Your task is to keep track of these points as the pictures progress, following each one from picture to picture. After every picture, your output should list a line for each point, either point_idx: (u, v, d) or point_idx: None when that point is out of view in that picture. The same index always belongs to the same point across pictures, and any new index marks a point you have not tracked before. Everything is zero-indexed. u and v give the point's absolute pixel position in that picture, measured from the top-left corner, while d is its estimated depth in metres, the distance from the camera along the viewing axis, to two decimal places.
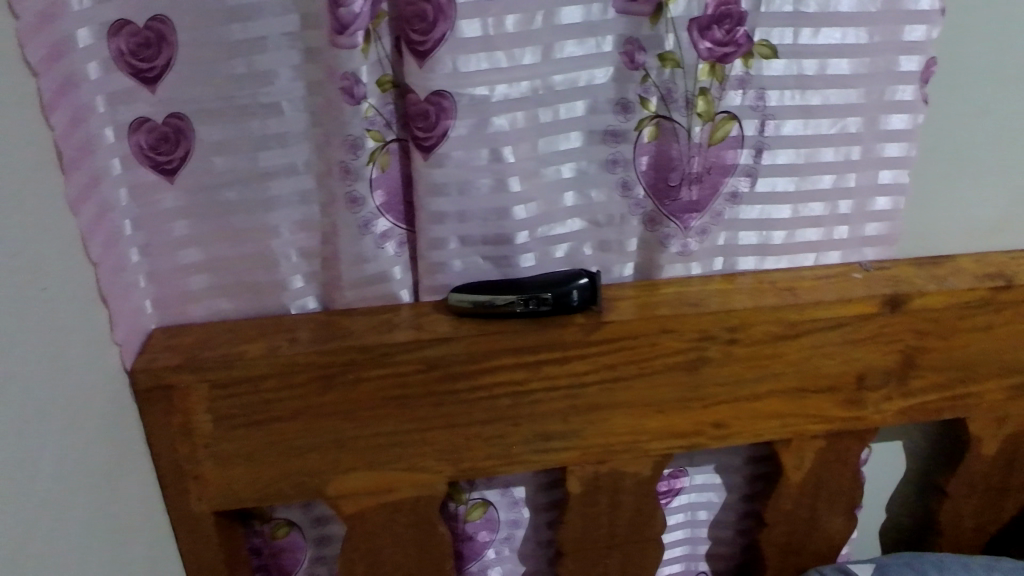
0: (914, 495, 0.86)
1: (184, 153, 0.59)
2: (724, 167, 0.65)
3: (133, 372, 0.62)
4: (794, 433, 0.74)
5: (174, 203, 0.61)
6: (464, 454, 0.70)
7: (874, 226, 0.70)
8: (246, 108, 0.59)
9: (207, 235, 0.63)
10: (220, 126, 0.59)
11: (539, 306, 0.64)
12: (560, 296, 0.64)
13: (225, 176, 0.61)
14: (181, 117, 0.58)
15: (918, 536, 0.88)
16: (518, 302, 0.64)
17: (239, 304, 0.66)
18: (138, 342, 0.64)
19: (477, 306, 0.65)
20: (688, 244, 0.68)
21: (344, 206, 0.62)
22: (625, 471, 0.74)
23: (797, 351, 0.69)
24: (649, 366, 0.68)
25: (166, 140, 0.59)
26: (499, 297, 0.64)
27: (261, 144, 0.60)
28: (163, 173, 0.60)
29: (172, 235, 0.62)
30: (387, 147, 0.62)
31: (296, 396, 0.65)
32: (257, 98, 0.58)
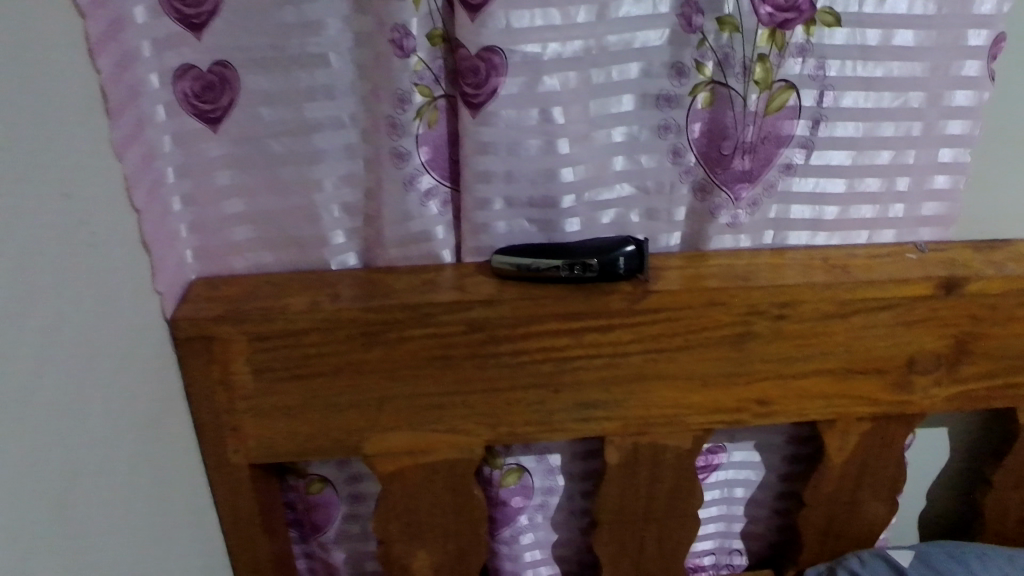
0: (959, 484, 0.83)
1: (228, 102, 0.59)
2: (779, 138, 0.63)
3: (174, 320, 0.62)
4: (840, 415, 0.72)
5: (220, 153, 0.61)
6: (502, 419, 0.70)
7: (932, 206, 0.67)
8: (294, 59, 0.58)
9: (251, 186, 0.62)
10: (267, 77, 0.58)
11: (584, 273, 0.64)
12: (606, 264, 0.64)
13: (270, 128, 0.60)
14: (227, 65, 0.58)
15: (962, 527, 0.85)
16: (563, 267, 0.64)
17: (281, 258, 0.66)
18: (179, 291, 0.64)
19: (520, 269, 0.64)
20: (737, 216, 0.67)
21: (390, 161, 0.61)
22: (665, 443, 0.73)
23: (846, 330, 0.68)
24: (694, 338, 0.67)
25: (211, 89, 0.58)
26: (542, 261, 0.64)
27: (307, 96, 0.59)
28: (207, 122, 0.59)
29: (216, 185, 0.62)
30: (435, 103, 0.61)
31: (335, 353, 0.65)
32: (306, 49, 0.57)
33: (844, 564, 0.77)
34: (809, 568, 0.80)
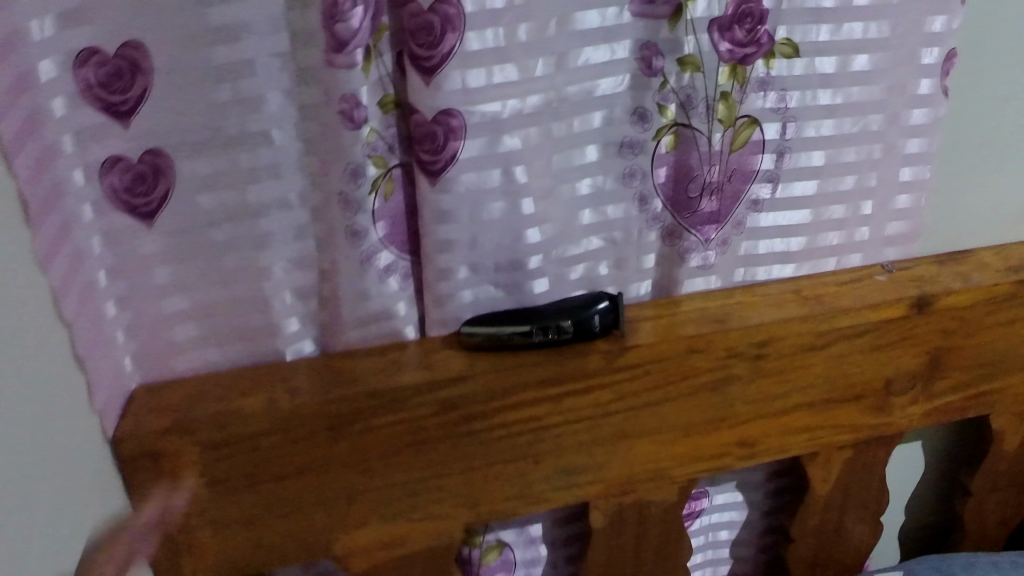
0: (935, 493, 0.84)
1: (164, 192, 0.53)
2: (744, 173, 0.61)
3: (117, 439, 0.55)
4: (822, 446, 0.71)
5: (155, 248, 0.54)
6: (480, 497, 0.65)
7: (897, 226, 0.68)
8: (233, 139, 0.52)
9: (192, 280, 0.56)
10: (205, 161, 0.53)
11: (560, 336, 0.60)
12: (581, 325, 0.61)
13: (211, 215, 0.54)
14: (160, 152, 0.52)
15: (940, 535, 0.86)
16: (537, 333, 0.60)
17: (229, 354, 0.60)
18: (119, 404, 0.57)
19: (491, 340, 0.60)
20: (708, 257, 0.65)
21: (345, 238, 0.57)
22: (651, 500, 0.69)
23: (824, 361, 0.66)
24: (676, 389, 0.64)
25: (143, 180, 0.52)
26: (514, 329, 0.60)
27: (250, 177, 0.54)
28: (140, 217, 0.53)
29: (152, 283, 0.55)
30: (390, 173, 0.56)
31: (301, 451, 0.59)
32: (246, 127, 0.52)
33: None
34: None
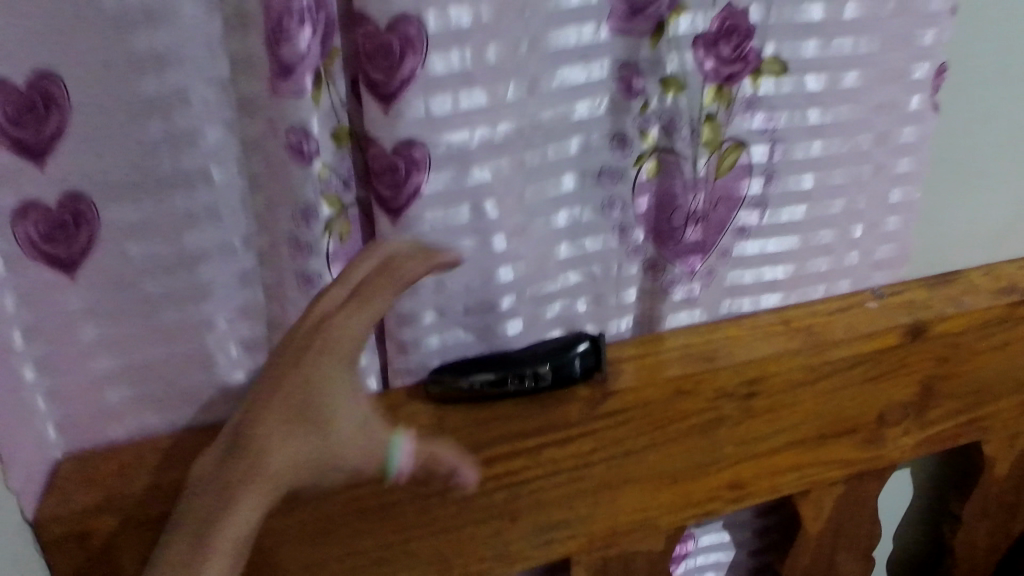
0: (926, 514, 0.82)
1: (88, 241, 0.46)
2: (731, 200, 0.57)
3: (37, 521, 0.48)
4: (814, 484, 0.67)
5: (79, 304, 0.48)
6: (454, 559, 0.59)
7: (887, 249, 0.65)
8: (165, 180, 0.46)
9: (123, 338, 0.50)
10: (134, 206, 0.46)
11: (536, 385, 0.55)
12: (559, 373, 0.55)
13: (142, 266, 0.48)
14: (81, 199, 0.45)
15: (932, 556, 0.84)
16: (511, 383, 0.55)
17: (167, 418, 0.53)
18: (41, 481, 0.50)
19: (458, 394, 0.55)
20: (693, 291, 0.60)
21: (298, 285, 0.51)
22: (635, 550, 0.64)
23: (815, 396, 0.62)
24: (663, 434, 0.60)
25: (63, 228, 0.45)
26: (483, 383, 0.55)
27: (186, 222, 0.48)
28: (61, 269, 0.47)
29: (78, 342, 0.49)
30: (346, 213, 0.51)
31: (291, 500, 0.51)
32: (180, 168, 0.46)
33: None
34: None
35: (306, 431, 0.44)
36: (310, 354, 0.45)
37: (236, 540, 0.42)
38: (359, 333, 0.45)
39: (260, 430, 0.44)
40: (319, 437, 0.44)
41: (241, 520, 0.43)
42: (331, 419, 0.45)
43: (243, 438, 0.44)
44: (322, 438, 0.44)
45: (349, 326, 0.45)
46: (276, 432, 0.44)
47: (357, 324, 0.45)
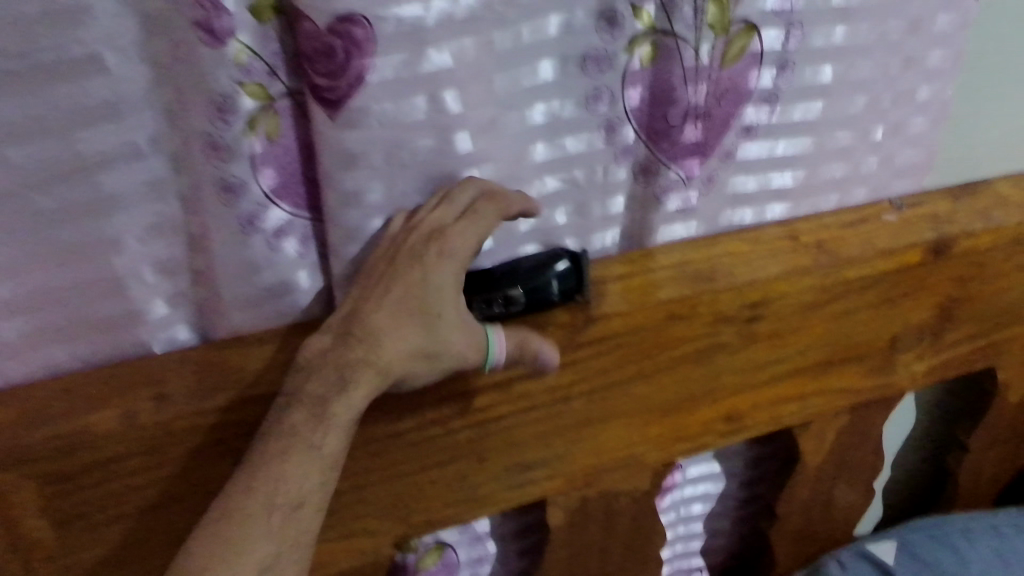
0: (930, 444, 0.77)
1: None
2: (739, 94, 0.48)
3: None
4: (816, 414, 0.60)
5: None
6: (415, 507, 0.52)
7: (909, 154, 0.57)
8: (51, 70, 0.37)
9: (14, 262, 0.42)
10: (14, 101, 0.37)
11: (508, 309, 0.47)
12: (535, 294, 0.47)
13: (29, 174, 0.39)
14: None
15: (933, 485, 0.79)
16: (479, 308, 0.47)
17: (76, 351, 0.46)
18: None
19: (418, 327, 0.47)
20: (689, 199, 0.52)
21: (218, 197, 0.43)
22: (618, 490, 0.57)
23: (825, 320, 0.55)
24: (652, 363, 0.52)
25: None
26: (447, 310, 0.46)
27: (79, 120, 0.39)
28: None
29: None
30: (274, 106, 0.42)
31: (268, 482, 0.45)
32: (65, 53, 0.37)
33: (825, 573, 0.66)
34: None
35: (423, 322, 0.43)
36: (425, 265, 0.43)
37: (339, 424, 0.42)
38: (467, 254, 0.44)
39: (377, 315, 0.42)
40: (423, 331, 0.43)
41: (350, 408, 0.42)
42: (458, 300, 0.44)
43: (355, 323, 0.43)
44: (427, 333, 0.43)
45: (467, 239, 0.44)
46: (387, 316, 0.43)
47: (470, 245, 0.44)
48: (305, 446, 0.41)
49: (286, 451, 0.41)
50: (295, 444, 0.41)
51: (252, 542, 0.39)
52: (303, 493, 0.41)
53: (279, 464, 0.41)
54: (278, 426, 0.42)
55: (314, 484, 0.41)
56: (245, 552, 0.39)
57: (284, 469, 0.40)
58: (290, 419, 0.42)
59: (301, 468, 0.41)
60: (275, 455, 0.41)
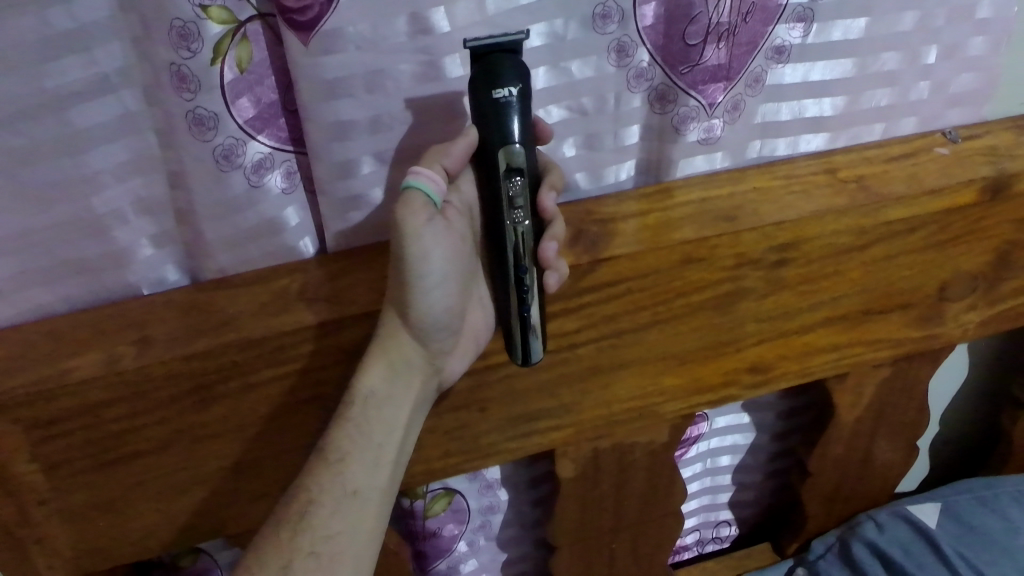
0: (982, 405, 0.73)
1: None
2: (766, 11, 0.43)
3: None
4: (852, 366, 0.56)
5: None
6: (414, 457, 0.49)
7: (967, 79, 0.50)
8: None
9: None
10: None
11: (503, 184, 0.40)
12: (492, 152, 0.39)
13: None
14: None
15: (986, 439, 0.75)
16: (514, 212, 0.40)
17: (61, 294, 0.43)
18: None
19: (536, 308, 0.42)
20: (713, 129, 0.47)
21: (188, 131, 0.39)
22: (634, 442, 0.54)
23: (865, 265, 0.50)
24: (667, 310, 0.48)
25: None
26: (518, 266, 0.41)
27: (41, 52, 0.35)
28: None
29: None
30: (243, 30, 0.38)
31: (378, 450, 0.44)
32: None
33: (859, 533, 0.65)
34: (815, 542, 0.67)
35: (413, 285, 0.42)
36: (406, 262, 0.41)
37: (384, 412, 0.44)
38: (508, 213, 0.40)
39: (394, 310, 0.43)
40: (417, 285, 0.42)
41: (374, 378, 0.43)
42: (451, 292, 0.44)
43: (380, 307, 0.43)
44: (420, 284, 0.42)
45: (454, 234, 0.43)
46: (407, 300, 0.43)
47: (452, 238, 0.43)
48: (341, 476, 0.42)
49: (318, 481, 0.42)
50: (331, 473, 0.42)
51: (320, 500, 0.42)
52: (339, 523, 0.42)
53: (349, 440, 0.43)
54: (325, 453, 0.43)
55: (371, 468, 0.43)
56: (324, 523, 0.41)
57: (349, 445, 0.43)
58: (350, 411, 0.43)
59: (333, 499, 0.42)
60: (347, 433, 0.43)
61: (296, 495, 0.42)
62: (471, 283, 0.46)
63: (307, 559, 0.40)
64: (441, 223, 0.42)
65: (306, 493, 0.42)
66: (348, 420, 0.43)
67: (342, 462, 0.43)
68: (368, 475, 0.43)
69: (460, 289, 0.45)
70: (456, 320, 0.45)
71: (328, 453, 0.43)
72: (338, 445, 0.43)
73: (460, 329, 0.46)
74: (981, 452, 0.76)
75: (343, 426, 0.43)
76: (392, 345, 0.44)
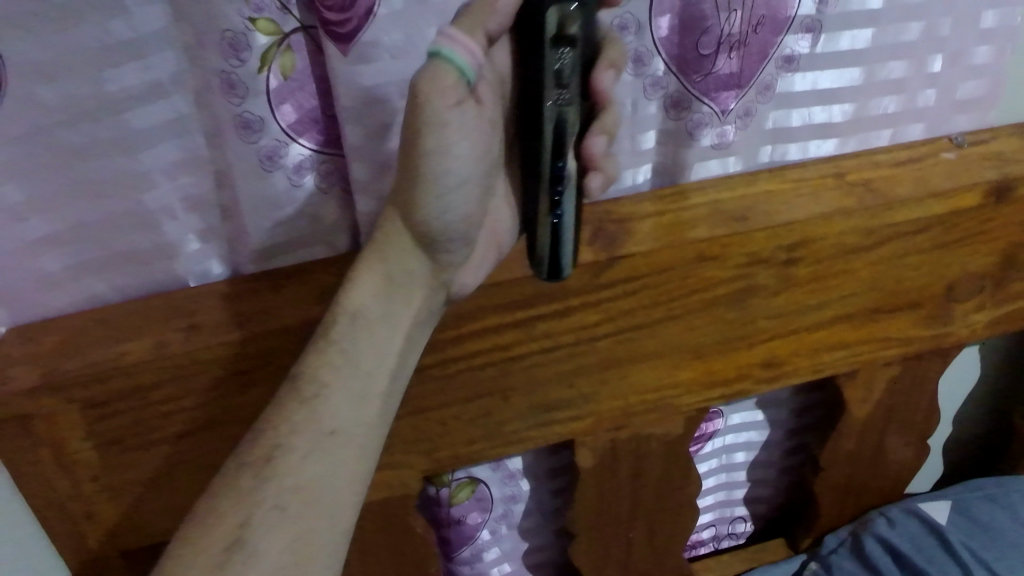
0: (992, 405, 0.75)
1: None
2: (776, 21, 0.45)
3: None
4: (862, 363, 0.58)
5: None
6: (441, 444, 0.52)
7: (972, 87, 0.53)
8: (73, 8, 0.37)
9: (51, 196, 0.42)
10: (41, 40, 0.37)
11: (549, 56, 0.37)
12: (541, 11, 0.36)
13: (61, 112, 0.39)
14: None
15: (999, 439, 0.77)
16: (556, 91, 0.38)
17: (114, 284, 0.46)
18: None
19: (569, 212, 0.42)
20: (725, 134, 0.50)
21: (235, 133, 0.42)
22: (650, 434, 0.57)
23: (872, 265, 0.53)
24: (681, 305, 0.50)
25: None
26: (557, 157, 0.40)
27: (103, 60, 0.39)
28: None
29: (0, 204, 0.41)
30: (288, 41, 0.41)
31: (370, 376, 0.42)
32: None
33: (871, 529, 0.67)
34: (828, 538, 0.69)
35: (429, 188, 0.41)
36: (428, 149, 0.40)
37: (382, 331, 0.43)
38: (552, 93, 0.38)
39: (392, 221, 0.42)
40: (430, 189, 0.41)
41: (365, 292, 0.42)
42: (469, 196, 0.43)
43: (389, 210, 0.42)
44: (433, 187, 0.41)
45: (479, 130, 0.41)
46: (420, 205, 0.42)
47: (480, 130, 0.41)
48: (314, 413, 0.40)
49: (288, 414, 0.39)
50: (306, 411, 0.40)
51: (292, 441, 0.39)
52: (311, 468, 0.39)
53: (333, 370, 0.41)
54: (301, 386, 0.40)
55: (353, 402, 0.41)
56: (286, 472, 0.38)
57: (331, 377, 0.41)
58: (336, 335, 0.42)
59: (308, 440, 0.39)
60: (327, 363, 0.41)
61: (262, 438, 0.39)
62: (489, 192, 0.45)
63: (269, 516, 0.37)
64: (472, 106, 0.40)
65: (273, 437, 0.39)
66: (332, 336, 0.42)
67: (318, 396, 0.40)
68: (349, 410, 0.41)
69: (477, 199, 0.44)
70: (471, 228, 0.45)
71: (302, 386, 0.40)
72: (315, 375, 0.40)
73: (474, 242, 0.46)
74: (993, 450, 0.78)
75: (326, 352, 0.41)
76: (399, 250, 0.43)
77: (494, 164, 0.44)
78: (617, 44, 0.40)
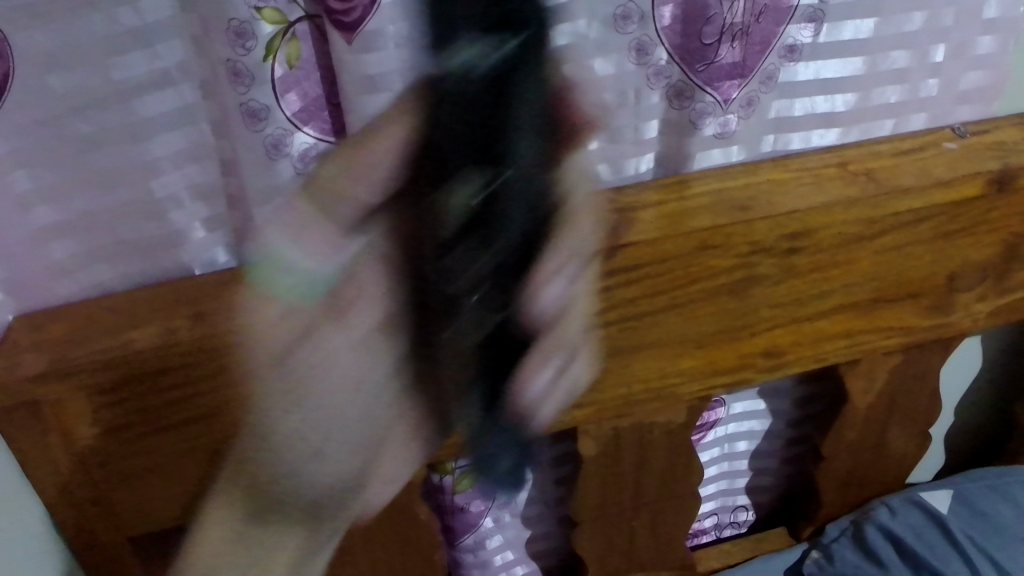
0: (995, 396, 0.75)
1: (1, 75, 0.38)
2: (779, 12, 0.46)
3: None
4: (864, 353, 0.58)
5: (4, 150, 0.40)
6: (444, 432, 0.52)
7: (975, 78, 0.53)
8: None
9: (60, 185, 0.42)
10: (51, 29, 0.38)
11: (438, 216, 0.24)
12: (442, 167, 0.23)
13: (70, 101, 0.40)
14: None
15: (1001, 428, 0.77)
16: (454, 286, 0.25)
17: (122, 272, 0.47)
18: None
19: (503, 428, 0.29)
20: (728, 123, 0.50)
21: (241, 121, 0.42)
22: (653, 422, 0.57)
23: (875, 255, 0.53)
24: (684, 295, 0.51)
25: None
26: (483, 375, 0.28)
27: (111, 49, 0.39)
28: None
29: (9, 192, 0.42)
30: (293, 30, 0.41)
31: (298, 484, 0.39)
32: None
33: (873, 518, 0.68)
34: (830, 526, 0.70)
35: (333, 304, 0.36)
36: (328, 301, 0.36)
37: (308, 446, 0.38)
38: (460, 288, 0.25)
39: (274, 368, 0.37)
40: (319, 317, 0.36)
41: (274, 419, 0.38)
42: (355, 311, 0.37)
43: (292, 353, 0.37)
44: (283, 319, 0.35)
45: (357, 263, 0.35)
46: (355, 316, 0.37)
47: (321, 241, 0.32)
48: (255, 485, 0.40)
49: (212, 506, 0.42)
50: (252, 479, 0.40)
51: (219, 520, 0.42)
52: (224, 545, 0.42)
53: (263, 470, 0.40)
54: (223, 482, 0.42)
55: (308, 484, 0.39)
56: (219, 547, 0.42)
57: (263, 472, 0.39)
58: (245, 447, 0.39)
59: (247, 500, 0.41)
60: (251, 455, 0.39)
61: (208, 517, 0.42)
62: (364, 298, 0.37)
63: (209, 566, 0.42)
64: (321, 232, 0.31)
65: (207, 527, 0.42)
66: (246, 455, 0.39)
67: (254, 482, 0.40)
68: (309, 489, 0.40)
69: (328, 314, 0.36)
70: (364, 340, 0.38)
71: (240, 469, 0.40)
72: (246, 472, 0.40)
73: (377, 352, 0.39)
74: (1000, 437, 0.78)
75: (248, 458, 0.39)
76: (314, 382, 0.38)
77: (377, 288, 0.37)
78: (573, 202, 0.26)
